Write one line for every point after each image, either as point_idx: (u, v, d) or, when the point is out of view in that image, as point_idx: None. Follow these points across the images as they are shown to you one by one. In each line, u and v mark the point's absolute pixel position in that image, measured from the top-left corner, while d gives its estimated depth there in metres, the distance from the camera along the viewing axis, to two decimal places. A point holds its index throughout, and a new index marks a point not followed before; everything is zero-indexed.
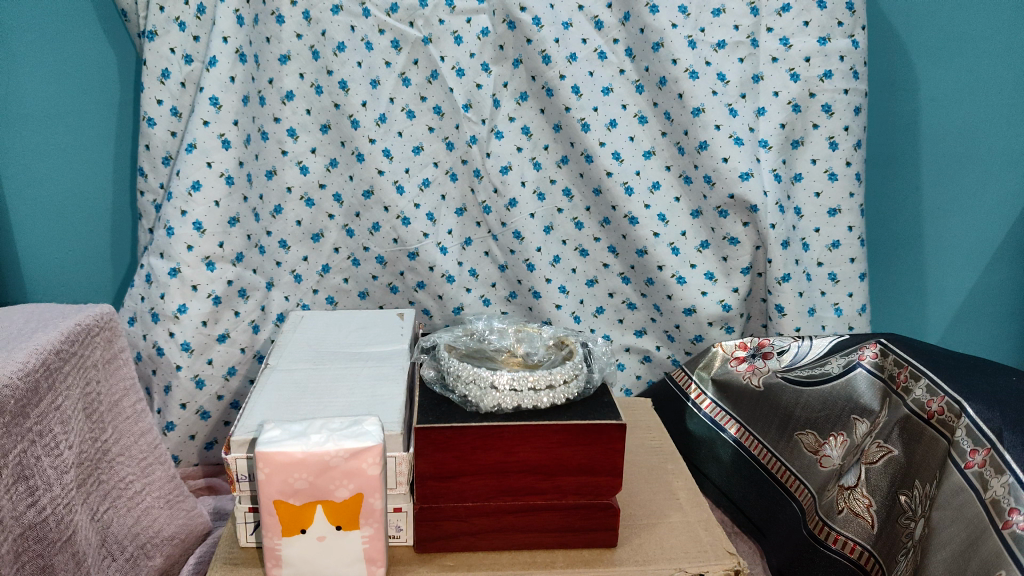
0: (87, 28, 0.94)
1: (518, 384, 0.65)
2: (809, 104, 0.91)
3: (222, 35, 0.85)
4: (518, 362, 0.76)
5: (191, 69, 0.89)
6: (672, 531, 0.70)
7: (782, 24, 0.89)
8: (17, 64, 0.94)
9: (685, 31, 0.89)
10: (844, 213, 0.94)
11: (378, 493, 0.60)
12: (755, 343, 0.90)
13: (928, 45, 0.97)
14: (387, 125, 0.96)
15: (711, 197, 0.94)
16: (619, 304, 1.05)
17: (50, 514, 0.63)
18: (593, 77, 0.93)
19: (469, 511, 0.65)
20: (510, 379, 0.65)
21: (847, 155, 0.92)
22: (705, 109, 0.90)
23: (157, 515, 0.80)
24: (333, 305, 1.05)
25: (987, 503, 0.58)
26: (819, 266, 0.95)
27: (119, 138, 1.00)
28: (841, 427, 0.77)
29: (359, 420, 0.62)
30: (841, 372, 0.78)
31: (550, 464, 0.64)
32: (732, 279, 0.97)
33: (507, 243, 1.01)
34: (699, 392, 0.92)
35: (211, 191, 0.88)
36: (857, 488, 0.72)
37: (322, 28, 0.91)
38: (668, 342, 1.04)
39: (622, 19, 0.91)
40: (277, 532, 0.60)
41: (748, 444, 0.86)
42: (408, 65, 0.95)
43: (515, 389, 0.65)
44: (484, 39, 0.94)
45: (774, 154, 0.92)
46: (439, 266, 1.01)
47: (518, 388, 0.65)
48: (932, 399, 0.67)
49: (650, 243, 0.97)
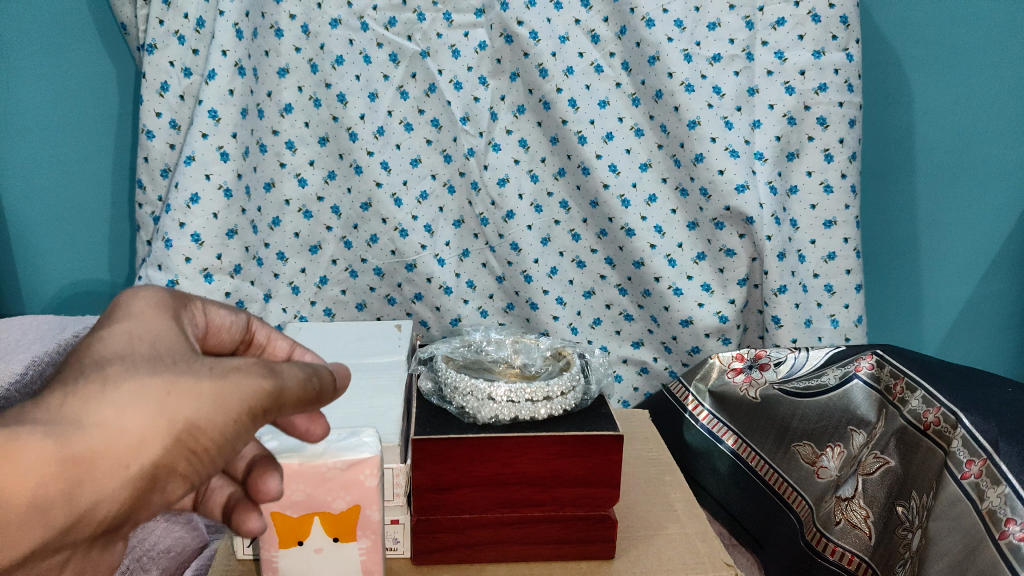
0: (87, 42, 0.95)
1: (515, 396, 0.65)
2: (804, 116, 0.91)
3: (221, 48, 0.85)
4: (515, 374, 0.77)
5: (190, 82, 0.89)
6: (670, 543, 0.70)
7: (776, 38, 0.89)
8: (17, 77, 0.95)
9: (680, 45, 0.90)
10: (840, 225, 0.94)
11: (375, 505, 0.60)
12: (751, 354, 0.90)
13: (921, 59, 0.98)
14: (385, 138, 0.97)
15: (707, 209, 0.95)
16: (616, 315, 1.05)
17: None
18: (590, 90, 0.94)
19: (467, 523, 0.65)
20: (507, 391, 0.65)
21: (842, 168, 0.92)
22: (700, 122, 0.91)
23: (154, 528, 0.79)
24: (331, 317, 1.05)
25: (984, 514, 0.59)
26: (815, 277, 0.96)
27: (118, 151, 1.00)
28: (837, 438, 0.77)
29: (356, 432, 0.62)
30: (838, 384, 0.79)
31: (547, 476, 0.64)
32: (729, 291, 0.98)
33: (504, 255, 1.01)
34: (696, 403, 0.92)
35: (210, 203, 0.88)
36: (854, 499, 0.72)
37: (321, 42, 0.92)
38: (665, 354, 1.04)
39: (618, 33, 0.92)
40: (275, 544, 0.60)
41: (745, 455, 0.86)
42: (406, 78, 0.95)
43: (512, 400, 0.65)
44: (482, 52, 0.95)
45: (769, 166, 0.92)
46: (437, 278, 1.01)
47: (515, 400, 0.65)
48: (927, 410, 0.68)
49: (646, 255, 0.98)
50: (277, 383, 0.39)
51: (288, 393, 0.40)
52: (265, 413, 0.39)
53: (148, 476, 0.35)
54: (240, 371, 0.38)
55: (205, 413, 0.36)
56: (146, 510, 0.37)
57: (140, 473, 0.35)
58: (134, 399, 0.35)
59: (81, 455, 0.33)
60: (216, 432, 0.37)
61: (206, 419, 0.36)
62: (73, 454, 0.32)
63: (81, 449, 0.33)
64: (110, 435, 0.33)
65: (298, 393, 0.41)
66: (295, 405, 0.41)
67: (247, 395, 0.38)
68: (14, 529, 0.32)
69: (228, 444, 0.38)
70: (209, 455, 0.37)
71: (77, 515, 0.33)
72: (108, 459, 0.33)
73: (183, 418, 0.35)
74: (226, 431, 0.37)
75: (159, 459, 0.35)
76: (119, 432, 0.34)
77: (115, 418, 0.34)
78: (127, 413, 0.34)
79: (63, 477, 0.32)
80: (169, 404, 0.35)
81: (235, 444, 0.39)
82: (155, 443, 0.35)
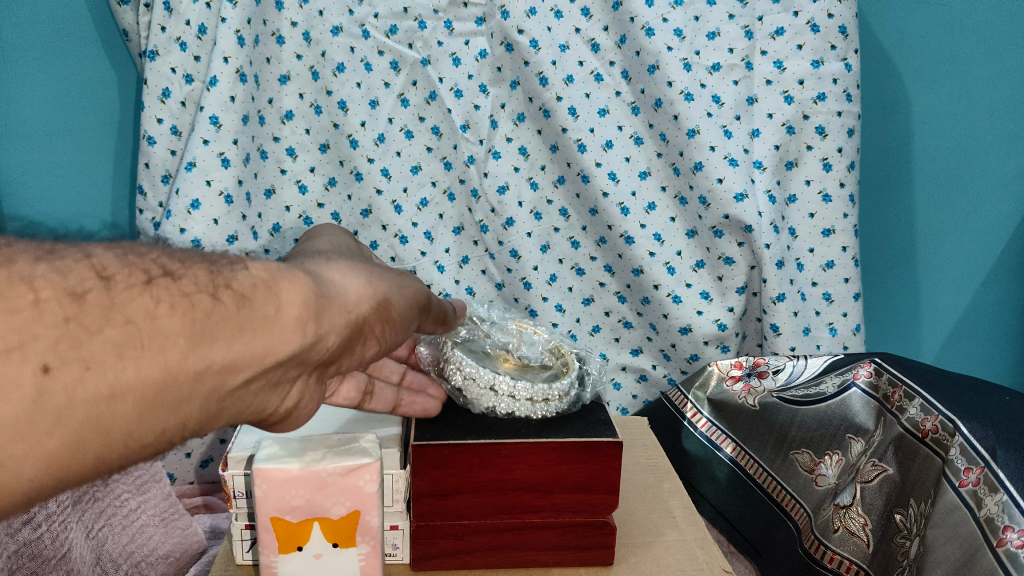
0: (88, 48, 0.96)
1: (515, 392, 0.66)
2: (802, 126, 0.91)
3: (223, 55, 0.86)
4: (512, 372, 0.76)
5: (192, 88, 0.90)
6: (668, 550, 0.70)
7: (775, 48, 0.90)
8: (17, 84, 0.95)
9: (679, 54, 0.90)
10: (838, 234, 0.94)
11: (375, 510, 0.60)
12: (749, 361, 0.90)
13: (918, 69, 0.98)
14: (385, 145, 0.98)
15: (706, 218, 0.95)
16: (615, 323, 1.06)
17: (45, 531, 0.66)
18: (590, 99, 0.94)
19: (465, 529, 0.65)
20: (507, 382, 0.66)
21: (841, 176, 0.92)
22: (700, 131, 0.91)
23: (152, 533, 0.80)
24: None
25: (981, 521, 0.59)
26: (813, 286, 0.96)
27: (119, 156, 1.01)
28: (835, 446, 0.77)
29: (356, 436, 0.62)
30: (836, 392, 0.79)
31: (546, 482, 0.64)
32: (727, 299, 0.99)
33: (504, 262, 1.02)
34: (694, 410, 0.93)
35: (210, 209, 0.89)
36: (852, 507, 0.72)
37: (323, 49, 0.92)
38: (664, 362, 1.05)
39: (617, 43, 0.93)
40: (274, 549, 0.60)
41: (743, 462, 0.86)
42: (407, 86, 0.96)
43: (512, 394, 0.66)
44: (483, 61, 0.95)
45: (768, 175, 0.93)
46: (437, 284, 1.02)
47: (516, 393, 0.66)
48: (926, 418, 0.68)
49: (645, 262, 0.98)
50: (421, 290, 0.56)
51: (425, 301, 0.57)
52: (416, 308, 0.55)
53: (361, 328, 0.48)
54: (406, 276, 0.54)
55: (390, 291, 0.50)
56: (339, 358, 0.49)
57: (359, 321, 0.47)
58: (352, 272, 0.48)
59: (331, 293, 0.45)
60: (395, 308, 0.51)
61: (393, 297, 0.51)
62: (328, 291, 0.45)
63: (331, 291, 0.45)
64: (342, 289, 0.46)
65: (428, 302, 0.58)
66: (424, 313, 0.58)
67: (411, 291, 0.54)
68: (284, 338, 0.41)
69: (396, 322, 0.52)
70: (391, 325, 0.51)
71: (322, 340, 0.44)
72: (344, 301, 0.46)
73: (381, 290, 0.50)
74: (401, 309, 0.52)
75: (368, 317, 0.48)
76: (350, 288, 0.47)
77: (349, 278, 0.47)
78: (352, 278, 0.48)
79: (325, 306, 0.44)
80: (373, 280, 0.49)
81: (401, 326, 0.53)
82: (369, 302, 0.48)
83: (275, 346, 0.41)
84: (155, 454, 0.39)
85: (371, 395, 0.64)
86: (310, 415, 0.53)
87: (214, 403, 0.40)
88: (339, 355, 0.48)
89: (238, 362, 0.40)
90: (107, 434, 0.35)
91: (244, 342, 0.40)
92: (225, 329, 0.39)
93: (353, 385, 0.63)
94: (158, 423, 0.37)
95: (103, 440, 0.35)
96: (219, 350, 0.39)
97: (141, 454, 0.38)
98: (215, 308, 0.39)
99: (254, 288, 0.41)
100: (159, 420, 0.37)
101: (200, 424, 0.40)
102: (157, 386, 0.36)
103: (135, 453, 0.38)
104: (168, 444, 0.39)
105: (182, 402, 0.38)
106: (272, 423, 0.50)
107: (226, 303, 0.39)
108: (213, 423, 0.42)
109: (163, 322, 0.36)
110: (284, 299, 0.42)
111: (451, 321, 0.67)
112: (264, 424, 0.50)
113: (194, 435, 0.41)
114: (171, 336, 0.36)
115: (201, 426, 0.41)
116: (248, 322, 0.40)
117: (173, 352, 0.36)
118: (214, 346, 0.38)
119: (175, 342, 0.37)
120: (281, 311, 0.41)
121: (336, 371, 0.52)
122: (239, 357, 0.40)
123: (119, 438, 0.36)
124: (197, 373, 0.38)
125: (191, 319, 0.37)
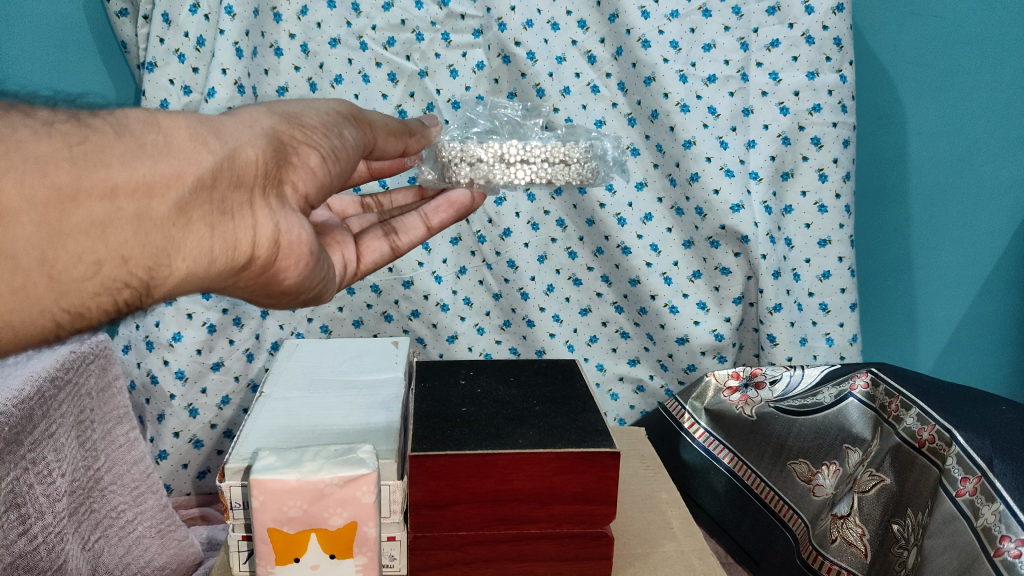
0: (88, 60, 1.01)
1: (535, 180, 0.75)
2: (798, 137, 0.92)
3: (221, 67, 0.88)
4: (513, 377, 0.77)
5: (190, 100, 0.91)
6: (667, 560, 0.70)
7: (772, 59, 0.90)
8: (13, 67, 0.98)
9: (675, 66, 0.91)
10: (835, 244, 0.94)
11: (373, 521, 0.60)
12: (746, 372, 0.90)
13: (915, 82, 0.99)
14: None
15: (702, 228, 0.96)
16: (613, 333, 1.06)
17: (41, 542, 0.64)
18: (586, 110, 0.95)
19: (463, 540, 0.65)
20: (520, 151, 0.75)
21: (836, 188, 0.93)
22: (696, 141, 0.92)
23: (149, 545, 0.81)
24: (327, 334, 1.05)
25: (978, 530, 0.59)
26: (810, 296, 0.97)
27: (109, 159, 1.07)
28: (833, 456, 0.77)
29: (354, 447, 0.61)
30: (833, 402, 0.79)
31: (544, 493, 0.64)
32: (724, 309, 0.99)
33: (501, 272, 1.02)
34: (693, 421, 0.93)
35: None
36: (849, 517, 0.72)
37: (320, 60, 0.93)
38: (662, 372, 1.06)
39: (614, 54, 0.93)
40: (271, 561, 0.60)
41: (741, 473, 0.86)
42: (404, 97, 0.97)
43: (526, 161, 0.75)
44: (479, 72, 0.95)
45: (764, 186, 0.93)
46: (435, 295, 1.02)
47: (530, 159, 0.75)
48: (922, 428, 0.68)
49: (642, 273, 0.99)
50: (343, 107, 0.58)
51: (357, 118, 0.58)
52: (342, 120, 0.56)
53: (280, 138, 0.50)
54: (319, 98, 0.57)
55: (296, 108, 0.53)
56: (283, 173, 0.50)
57: (269, 131, 0.49)
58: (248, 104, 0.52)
59: (222, 117, 0.48)
60: (309, 119, 0.53)
61: (298, 111, 0.53)
62: (215, 117, 0.47)
63: (222, 116, 0.48)
64: (240, 115, 0.49)
65: (360, 117, 0.59)
66: (364, 130, 0.59)
67: (323, 108, 0.55)
68: (184, 154, 0.43)
69: (321, 130, 0.53)
70: (314, 132, 0.53)
71: (235, 153, 0.46)
72: (241, 120, 0.49)
73: (282, 108, 0.52)
74: (315, 118, 0.54)
75: (277, 127, 0.50)
76: (246, 111, 0.50)
77: (245, 107, 0.51)
78: (250, 108, 0.51)
79: (217, 125, 0.47)
80: (275, 105, 0.53)
81: (330, 131, 0.54)
82: (271, 117, 0.51)
83: (186, 165, 0.43)
84: (111, 291, 0.42)
85: (399, 231, 0.67)
86: (307, 245, 0.52)
87: (154, 230, 0.42)
88: (279, 168, 0.49)
89: (151, 183, 0.41)
90: (14, 260, 0.37)
91: (146, 164, 0.41)
92: (114, 154, 0.40)
93: (376, 241, 0.66)
94: (77, 248, 0.39)
95: (10, 265, 0.37)
96: (118, 171, 0.40)
97: (84, 288, 0.40)
98: (91, 134, 0.40)
99: (130, 121, 0.43)
100: (78, 246, 0.39)
101: (152, 259, 0.43)
102: (54, 207, 0.38)
103: (72, 286, 0.40)
104: (119, 280, 0.42)
105: (108, 225, 0.40)
106: (273, 265, 0.51)
107: (106, 133, 0.41)
108: (174, 258, 0.44)
109: (27, 144, 0.38)
110: (168, 128, 0.44)
111: (417, 132, 0.68)
112: (268, 271, 0.51)
113: (162, 275, 0.44)
114: (50, 158, 0.38)
115: (157, 261, 0.43)
116: (140, 148, 0.42)
117: (59, 173, 0.38)
118: (110, 168, 0.40)
119: (58, 164, 0.38)
120: (170, 139, 0.43)
121: (297, 194, 0.52)
122: (143, 180, 0.41)
123: (34, 266, 0.38)
124: (103, 194, 0.39)
125: (66, 144, 0.39)
